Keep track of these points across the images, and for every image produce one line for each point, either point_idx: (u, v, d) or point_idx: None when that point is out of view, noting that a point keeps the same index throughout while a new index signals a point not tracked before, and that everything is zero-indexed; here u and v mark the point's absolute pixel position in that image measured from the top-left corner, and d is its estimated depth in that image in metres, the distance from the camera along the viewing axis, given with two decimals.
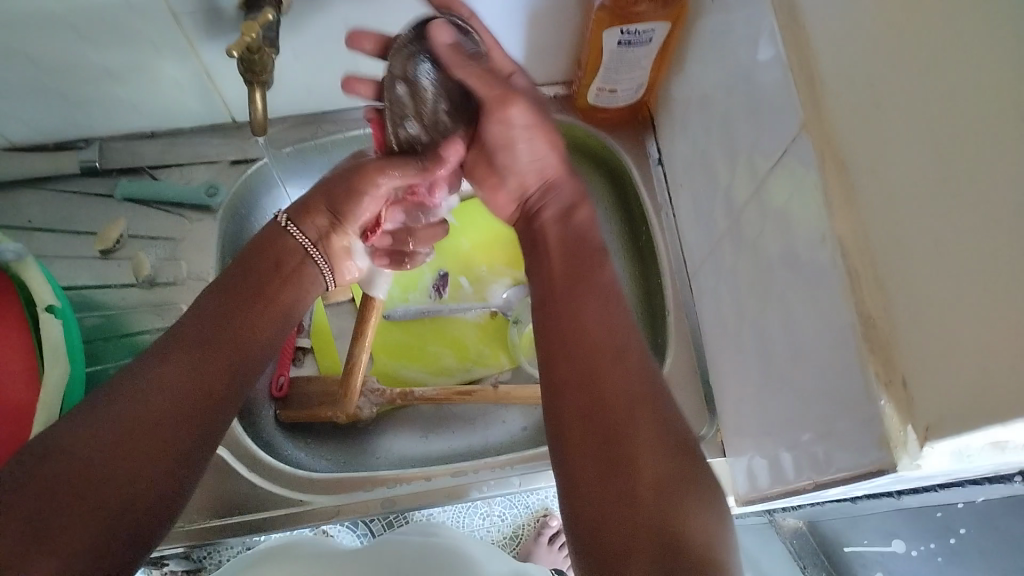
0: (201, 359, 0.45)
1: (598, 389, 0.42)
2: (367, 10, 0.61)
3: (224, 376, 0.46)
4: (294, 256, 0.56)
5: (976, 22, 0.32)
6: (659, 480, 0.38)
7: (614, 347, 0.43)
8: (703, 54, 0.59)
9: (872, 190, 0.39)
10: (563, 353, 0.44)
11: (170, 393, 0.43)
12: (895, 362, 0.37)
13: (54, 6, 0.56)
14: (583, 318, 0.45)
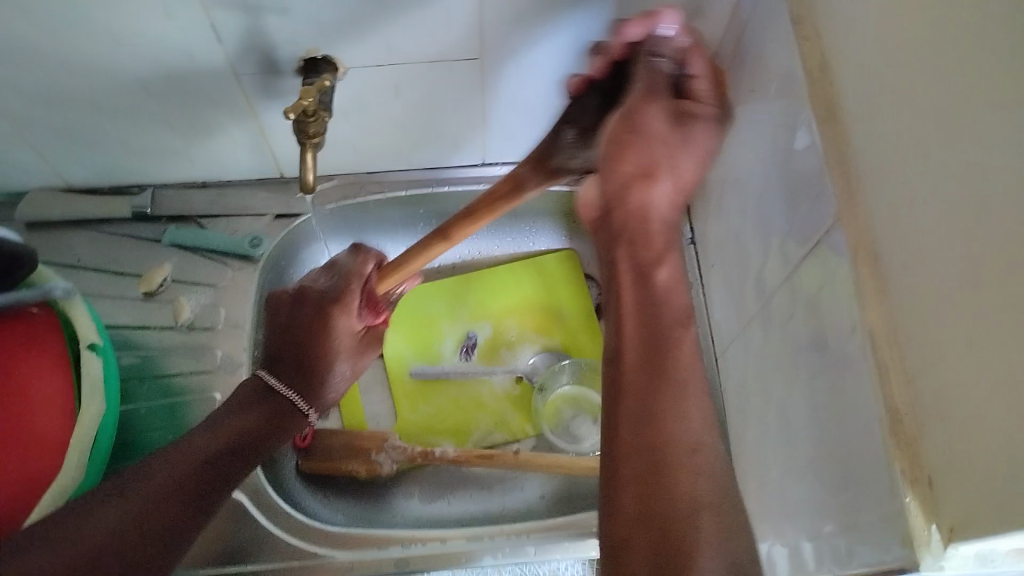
0: (186, 474, 0.53)
1: (651, 453, 0.43)
2: (419, 80, 0.64)
3: (200, 491, 0.53)
4: (309, 394, 0.66)
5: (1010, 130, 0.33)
6: (703, 503, 0.41)
7: (686, 362, 0.46)
8: (741, 139, 0.60)
9: (905, 285, 0.39)
10: (634, 394, 0.45)
11: (156, 499, 0.50)
12: (923, 459, 0.37)
13: (127, 60, 0.59)
14: (674, 375, 0.45)
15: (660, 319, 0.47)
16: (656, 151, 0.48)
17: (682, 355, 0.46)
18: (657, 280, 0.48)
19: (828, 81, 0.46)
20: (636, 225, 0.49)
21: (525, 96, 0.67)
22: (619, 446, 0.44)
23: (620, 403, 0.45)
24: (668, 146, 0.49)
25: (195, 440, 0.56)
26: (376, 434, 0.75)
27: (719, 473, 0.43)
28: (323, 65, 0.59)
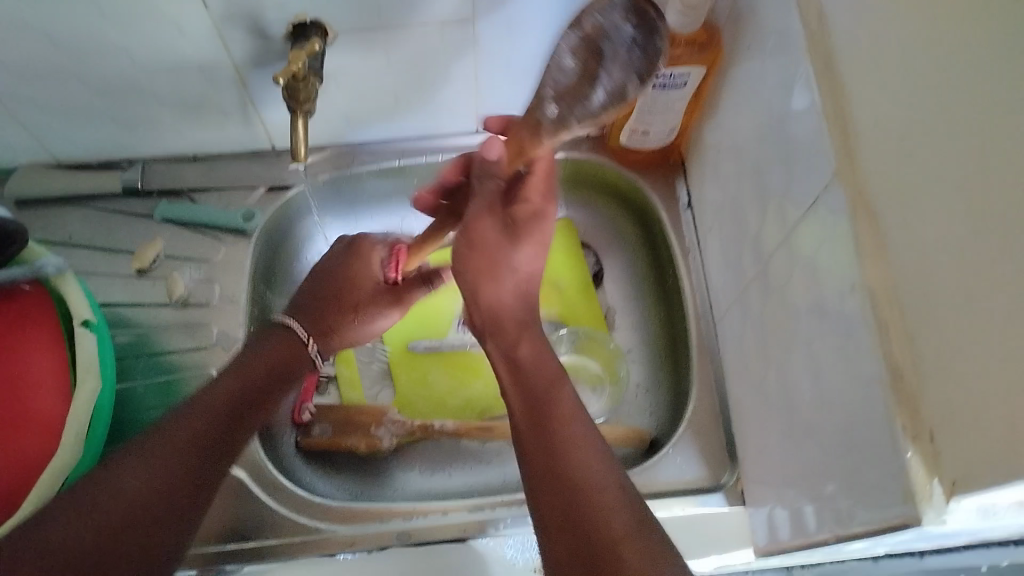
0: (182, 450, 0.50)
1: (547, 468, 0.49)
2: (410, 46, 0.63)
3: (199, 465, 0.51)
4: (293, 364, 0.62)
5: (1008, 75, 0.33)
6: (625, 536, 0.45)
7: (571, 416, 0.52)
8: (736, 99, 0.59)
9: (902, 239, 0.39)
10: (532, 435, 0.51)
11: (151, 480, 0.48)
12: (923, 414, 0.37)
13: (111, 29, 0.58)
14: (558, 421, 0.52)
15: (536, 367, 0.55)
16: (485, 245, 0.50)
17: (563, 412, 0.52)
18: (526, 359, 0.55)
19: (824, 35, 0.46)
20: (505, 320, 0.55)
21: (516, 63, 0.66)
22: (538, 494, 0.49)
23: (524, 443, 0.52)
24: (502, 248, 0.51)
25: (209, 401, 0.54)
26: (375, 407, 0.76)
27: (606, 466, 0.49)
28: (311, 30, 0.59)
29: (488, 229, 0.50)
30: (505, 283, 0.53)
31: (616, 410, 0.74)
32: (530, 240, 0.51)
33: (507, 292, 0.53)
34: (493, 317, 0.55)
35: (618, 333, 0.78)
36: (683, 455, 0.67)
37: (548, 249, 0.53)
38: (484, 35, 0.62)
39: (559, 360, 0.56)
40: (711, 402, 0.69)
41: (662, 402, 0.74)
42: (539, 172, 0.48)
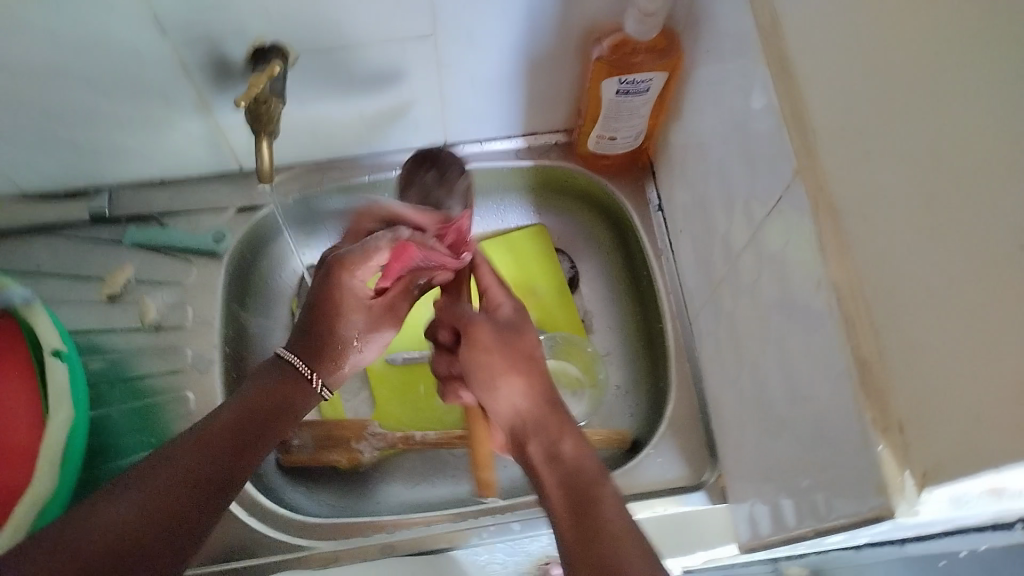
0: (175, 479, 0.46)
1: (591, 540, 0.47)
2: (372, 62, 0.63)
3: (189, 502, 0.46)
4: (300, 391, 0.58)
5: (959, 77, 0.33)
6: None
7: (609, 492, 0.51)
8: (698, 102, 0.60)
9: (864, 237, 0.39)
10: (566, 515, 0.50)
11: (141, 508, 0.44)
12: (891, 408, 0.38)
13: (69, 59, 0.58)
14: (596, 499, 0.50)
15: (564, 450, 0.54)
16: (494, 356, 0.60)
17: (592, 479, 0.52)
18: (567, 456, 0.54)
19: (779, 39, 0.47)
20: (544, 417, 0.57)
21: (481, 74, 0.66)
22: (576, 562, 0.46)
23: (561, 522, 0.50)
24: (505, 348, 0.60)
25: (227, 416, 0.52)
26: (356, 422, 0.75)
27: (623, 512, 0.49)
28: (271, 53, 0.59)
29: (487, 332, 0.61)
30: (517, 390, 0.58)
31: (596, 412, 0.75)
32: (517, 353, 0.60)
33: (516, 392, 0.59)
34: (524, 421, 0.58)
35: (594, 336, 0.79)
36: (664, 457, 0.68)
37: (515, 342, 0.61)
38: (447, 49, 0.62)
39: (599, 460, 0.54)
40: (690, 402, 0.69)
41: (641, 402, 0.75)
42: (488, 282, 0.64)
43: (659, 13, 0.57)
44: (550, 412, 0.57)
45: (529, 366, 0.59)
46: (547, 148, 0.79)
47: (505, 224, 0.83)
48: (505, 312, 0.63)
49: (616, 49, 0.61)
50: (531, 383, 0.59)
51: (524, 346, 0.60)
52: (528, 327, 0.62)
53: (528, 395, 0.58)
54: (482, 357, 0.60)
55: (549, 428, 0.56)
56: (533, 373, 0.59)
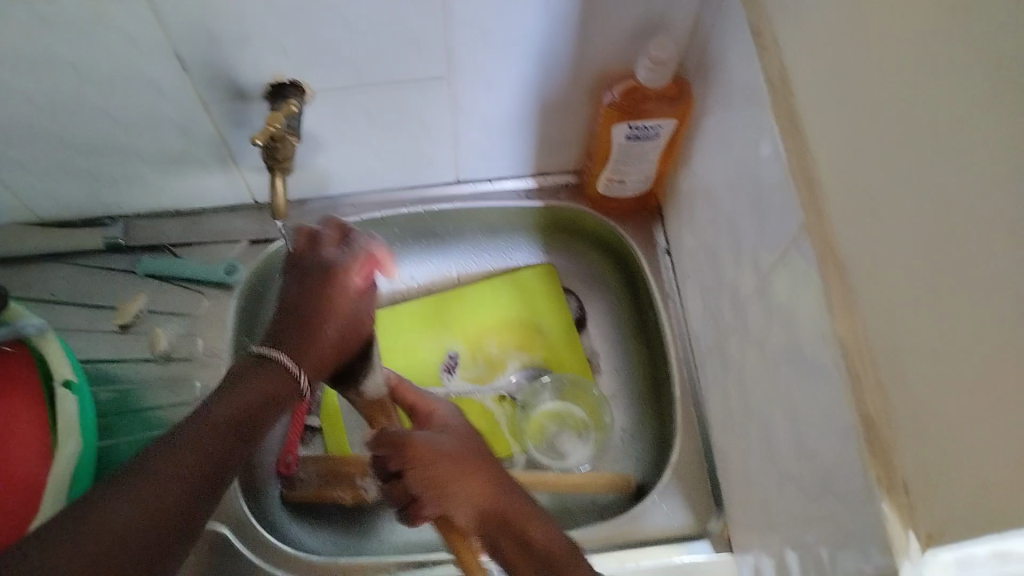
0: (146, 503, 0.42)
1: None
2: (386, 102, 0.64)
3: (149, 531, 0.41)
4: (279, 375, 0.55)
5: (958, 140, 0.34)
6: None
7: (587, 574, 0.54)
8: (708, 149, 0.61)
9: (870, 295, 0.40)
10: None
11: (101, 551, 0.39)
12: (896, 465, 0.37)
13: (93, 92, 0.59)
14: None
15: (534, 542, 0.55)
16: (442, 465, 0.55)
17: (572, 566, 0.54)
18: (538, 543, 0.55)
19: (789, 92, 0.47)
20: (507, 509, 0.56)
21: (491, 114, 0.67)
22: None
23: None
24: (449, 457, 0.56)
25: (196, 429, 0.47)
26: (359, 458, 0.74)
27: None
28: (290, 90, 0.60)
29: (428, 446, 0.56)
30: (466, 495, 0.55)
31: (601, 456, 0.74)
32: (466, 459, 0.57)
33: (475, 494, 0.56)
34: (489, 521, 0.56)
35: (601, 377, 0.78)
36: (668, 504, 0.67)
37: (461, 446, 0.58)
38: (463, 91, 0.64)
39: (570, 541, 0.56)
40: (695, 447, 0.69)
41: (647, 446, 0.74)
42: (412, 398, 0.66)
43: (669, 61, 0.58)
44: (509, 498, 0.57)
45: (478, 458, 0.58)
46: (558, 189, 0.79)
47: (512, 261, 0.83)
48: (448, 421, 0.64)
49: (628, 95, 0.62)
50: (480, 484, 0.56)
51: (469, 450, 0.58)
52: (466, 429, 0.62)
53: (489, 490, 0.56)
54: (430, 472, 0.55)
55: (514, 521, 0.56)
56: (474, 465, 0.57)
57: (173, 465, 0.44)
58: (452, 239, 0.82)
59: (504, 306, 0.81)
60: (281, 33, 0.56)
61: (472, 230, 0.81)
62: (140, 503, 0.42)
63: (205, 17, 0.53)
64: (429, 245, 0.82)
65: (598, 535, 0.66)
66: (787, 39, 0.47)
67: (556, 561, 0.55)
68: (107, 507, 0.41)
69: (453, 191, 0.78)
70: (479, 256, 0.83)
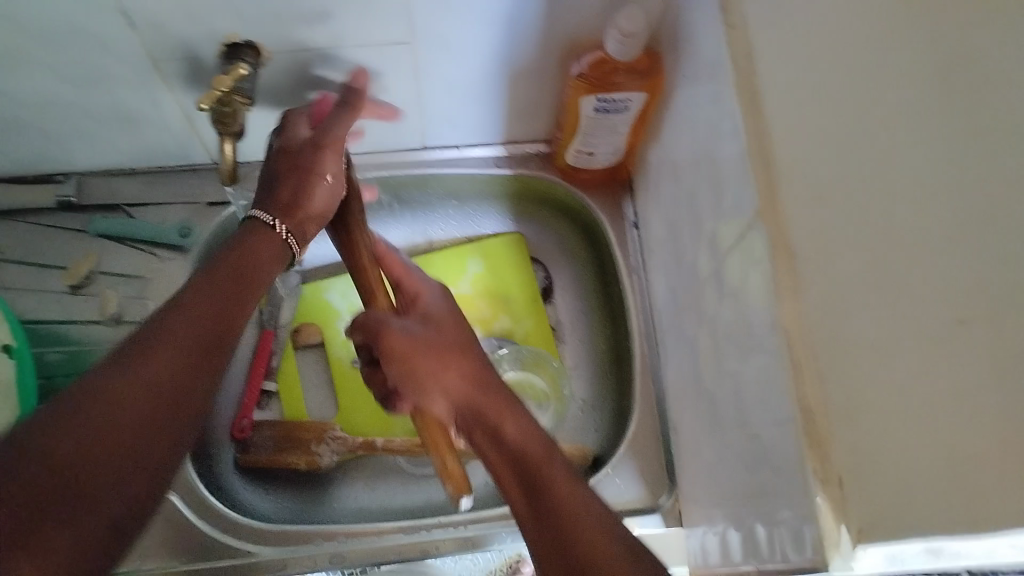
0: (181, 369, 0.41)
1: (569, 538, 0.45)
2: (348, 65, 0.62)
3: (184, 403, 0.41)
4: (272, 251, 0.53)
5: None
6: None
7: (584, 505, 0.47)
8: (673, 125, 0.60)
9: (816, 287, 0.39)
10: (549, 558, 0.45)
11: (111, 426, 0.37)
12: (832, 460, 0.36)
13: (37, 47, 0.57)
14: (557, 498, 0.47)
15: (529, 455, 0.51)
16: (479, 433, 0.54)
17: (559, 485, 0.48)
18: (561, 494, 0.47)
19: (749, 76, 0.46)
20: (529, 447, 0.51)
21: (459, 80, 0.65)
22: (569, 534, 0.45)
23: (573, 543, 0.45)
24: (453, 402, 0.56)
25: (154, 359, 0.40)
26: (317, 425, 0.74)
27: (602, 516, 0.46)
28: (244, 51, 0.58)
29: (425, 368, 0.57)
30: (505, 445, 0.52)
31: (560, 427, 0.74)
32: (491, 412, 0.54)
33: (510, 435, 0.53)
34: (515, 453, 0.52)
35: (564, 347, 0.78)
36: (621, 478, 0.67)
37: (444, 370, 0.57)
38: (425, 56, 0.62)
39: (593, 496, 0.48)
40: (651, 423, 0.69)
41: (606, 421, 0.74)
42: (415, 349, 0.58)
43: (638, 34, 0.56)
44: (524, 431, 0.53)
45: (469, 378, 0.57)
46: (526, 159, 0.78)
47: (480, 230, 0.82)
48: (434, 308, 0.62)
49: (596, 67, 0.61)
50: (511, 425, 0.53)
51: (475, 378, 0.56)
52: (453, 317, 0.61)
53: (515, 436, 0.52)
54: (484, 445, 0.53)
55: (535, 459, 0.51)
56: (469, 398, 0.56)
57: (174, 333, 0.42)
58: (420, 207, 0.80)
59: (469, 273, 0.79)
60: None
61: (437, 197, 0.79)
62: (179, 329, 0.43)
63: None
64: (395, 211, 0.80)
65: None
66: (754, 18, 0.46)
67: (543, 475, 0.49)
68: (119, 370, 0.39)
69: (420, 157, 0.77)
70: (445, 221, 0.82)
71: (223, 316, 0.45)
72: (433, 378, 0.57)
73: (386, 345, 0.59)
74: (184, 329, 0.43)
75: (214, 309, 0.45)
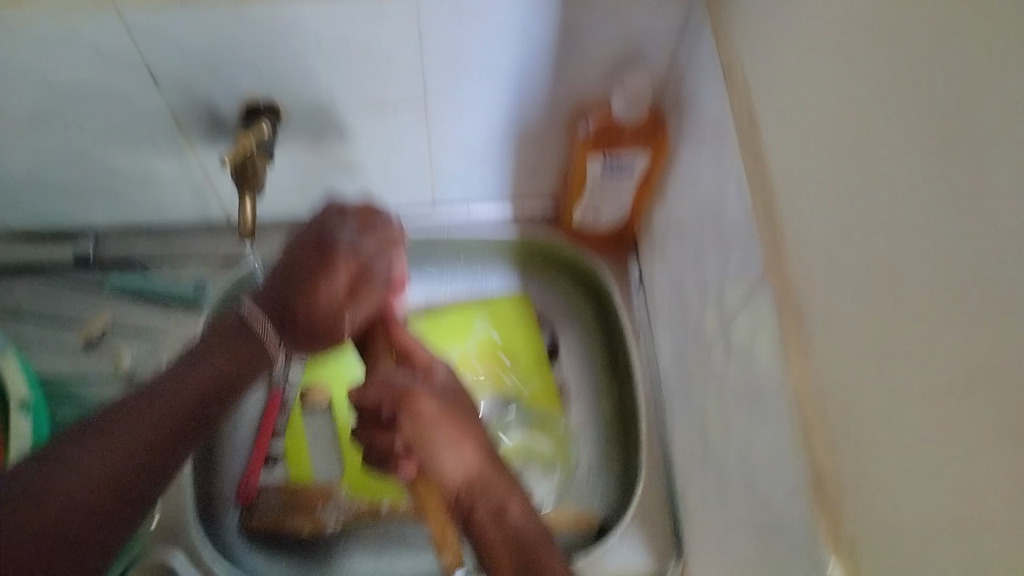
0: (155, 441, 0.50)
1: None
2: (364, 126, 0.64)
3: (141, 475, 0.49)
4: (238, 350, 0.59)
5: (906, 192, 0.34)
6: None
7: None
8: (677, 187, 0.61)
9: (827, 341, 0.40)
10: None
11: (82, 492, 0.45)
12: (843, 524, 0.38)
13: (66, 107, 0.59)
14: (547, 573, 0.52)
15: (523, 537, 0.56)
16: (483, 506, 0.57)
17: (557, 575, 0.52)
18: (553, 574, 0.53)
19: (754, 138, 0.48)
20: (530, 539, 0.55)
21: (469, 140, 0.67)
22: None
23: None
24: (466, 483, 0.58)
25: (123, 434, 0.49)
26: (322, 487, 0.75)
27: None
28: (265, 112, 0.60)
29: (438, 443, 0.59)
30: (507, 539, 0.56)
31: (565, 492, 0.73)
32: (498, 496, 0.58)
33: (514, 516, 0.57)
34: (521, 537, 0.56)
35: (571, 408, 0.77)
36: (629, 543, 0.66)
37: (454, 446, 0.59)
38: (438, 119, 0.64)
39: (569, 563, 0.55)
40: (659, 485, 0.68)
41: (613, 484, 0.73)
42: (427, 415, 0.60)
43: (642, 99, 0.58)
44: (542, 539, 0.56)
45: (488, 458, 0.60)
46: (533, 222, 0.80)
47: (488, 288, 0.82)
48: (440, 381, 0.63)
49: (602, 128, 0.63)
50: (515, 507, 0.58)
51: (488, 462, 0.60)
52: (463, 391, 0.64)
53: (515, 522, 0.56)
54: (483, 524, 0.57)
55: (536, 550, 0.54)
56: (485, 477, 0.58)
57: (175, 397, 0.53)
58: (430, 268, 0.82)
59: (476, 332, 0.80)
60: (258, 56, 0.56)
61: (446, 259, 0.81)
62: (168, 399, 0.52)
63: (183, 37, 0.54)
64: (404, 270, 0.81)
65: None
66: (755, 83, 0.48)
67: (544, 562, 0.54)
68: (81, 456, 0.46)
69: (428, 218, 0.79)
70: (451, 278, 0.82)
71: (206, 386, 0.55)
72: (443, 445, 0.59)
73: (411, 406, 0.60)
74: (170, 401, 0.52)
75: (165, 399, 0.52)
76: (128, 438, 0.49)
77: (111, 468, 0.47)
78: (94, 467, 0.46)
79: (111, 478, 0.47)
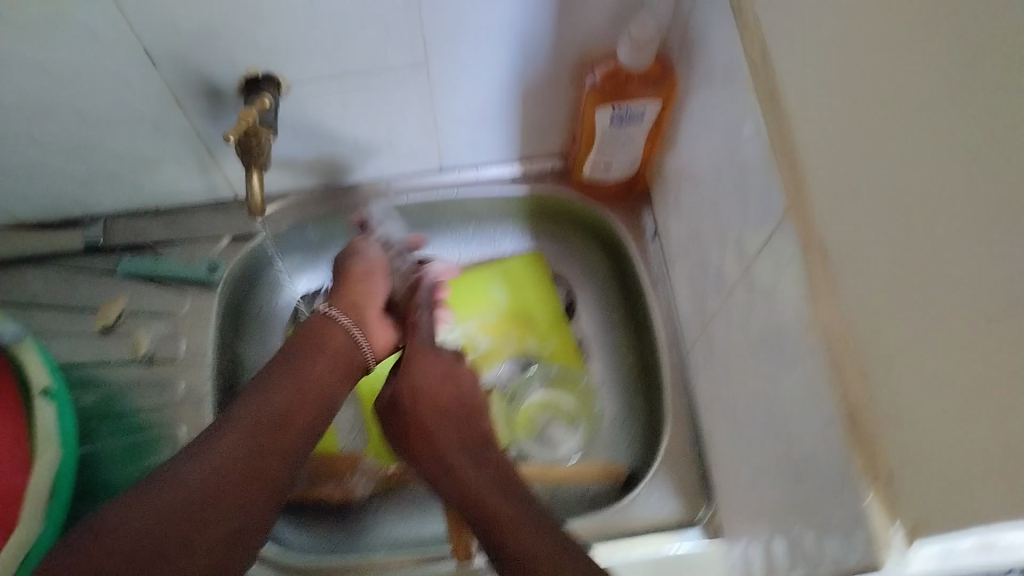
0: (241, 450, 0.58)
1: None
2: (365, 90, 0.63)
3: (256, 491, 0.57)
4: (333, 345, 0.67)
5: (939, 120, 0.33)
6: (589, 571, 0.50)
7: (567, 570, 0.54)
8: (689, 130, 0.60)
9: (853, 272, 0.39)
10: None
11: (187, 491, 0.55)
12: (881, 452, 0.37)
13: (64, 93, 0.58)
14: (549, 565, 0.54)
15: (516, 533, 0.58)
16: (487, 498, 0.62)
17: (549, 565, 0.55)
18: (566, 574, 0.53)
19: (768, 73, 0.47)
20: (540, 552, 0.56)
21: (475, 99, 0.66)
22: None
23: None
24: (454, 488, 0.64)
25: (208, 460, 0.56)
26: (349, 456, 0.75)
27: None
28: (264, 84, 0.59)
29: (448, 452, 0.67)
30: (503, 516, 0.60)
31: (592, 446, 0.73)
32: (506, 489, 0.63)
33: (524, 545, 0.57)
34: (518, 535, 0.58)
35: (591, 363, 0.77)
36: (658, 496, 0.66)
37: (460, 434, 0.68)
38: (441, 78, 0.63)
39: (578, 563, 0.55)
40: (683, 437, 0.68)
41: (637, 436, 0.73)
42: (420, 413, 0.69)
43: (651, 43, 0.57)
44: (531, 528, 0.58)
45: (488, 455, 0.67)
46: (542, 175, 0.78)
47: (501, 249, 0.82)
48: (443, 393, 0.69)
49: (610, 78, 0.61)
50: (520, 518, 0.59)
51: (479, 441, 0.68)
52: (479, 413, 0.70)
53: (518, 508, 0.61)
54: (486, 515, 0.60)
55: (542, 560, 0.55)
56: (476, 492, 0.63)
57: (232, 435, 0.58)
58: (443, 228, 0.81)
59: (491, 295, 0.80)
60: (253, 25, 0.54)
61: (458, 220, 0.80)
62: (250, 421, 0.59)
63: (172, 12, 0.52)
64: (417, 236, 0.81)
65: (591, 528, 0.64)
66: (767, 18, 0.47)
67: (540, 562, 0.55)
68: (179, 476, 0.55)
69: (437, 180, 0.77)
70: (465, 243, 0.82)
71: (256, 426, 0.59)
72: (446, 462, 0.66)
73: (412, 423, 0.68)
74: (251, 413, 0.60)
75: (257, 425, 0.59)
76: (235, 441, 0.58)
77: (221, 467, 0.56)
78: (195, 476, 0.55)
79: (223, 484, 0.56)
